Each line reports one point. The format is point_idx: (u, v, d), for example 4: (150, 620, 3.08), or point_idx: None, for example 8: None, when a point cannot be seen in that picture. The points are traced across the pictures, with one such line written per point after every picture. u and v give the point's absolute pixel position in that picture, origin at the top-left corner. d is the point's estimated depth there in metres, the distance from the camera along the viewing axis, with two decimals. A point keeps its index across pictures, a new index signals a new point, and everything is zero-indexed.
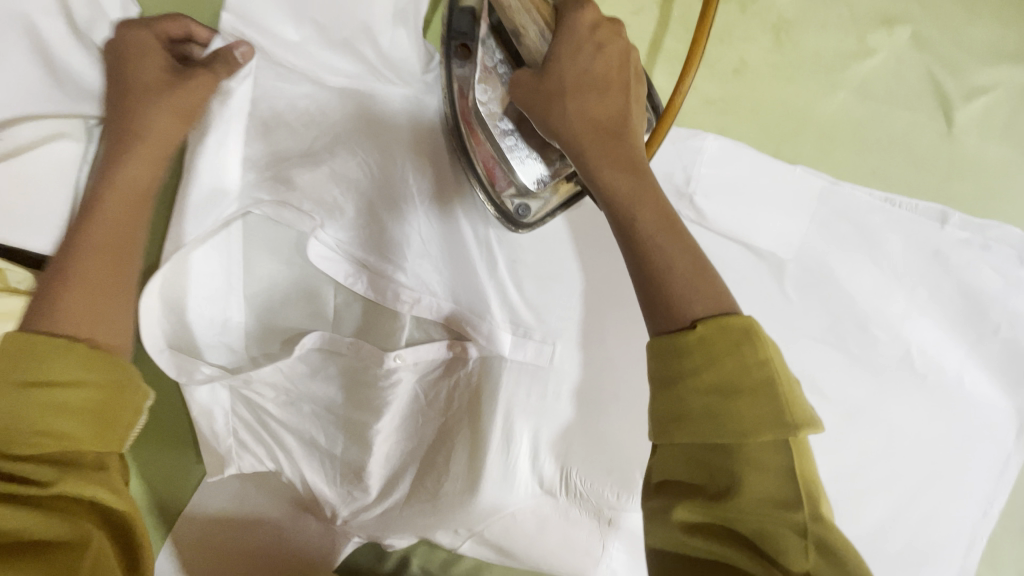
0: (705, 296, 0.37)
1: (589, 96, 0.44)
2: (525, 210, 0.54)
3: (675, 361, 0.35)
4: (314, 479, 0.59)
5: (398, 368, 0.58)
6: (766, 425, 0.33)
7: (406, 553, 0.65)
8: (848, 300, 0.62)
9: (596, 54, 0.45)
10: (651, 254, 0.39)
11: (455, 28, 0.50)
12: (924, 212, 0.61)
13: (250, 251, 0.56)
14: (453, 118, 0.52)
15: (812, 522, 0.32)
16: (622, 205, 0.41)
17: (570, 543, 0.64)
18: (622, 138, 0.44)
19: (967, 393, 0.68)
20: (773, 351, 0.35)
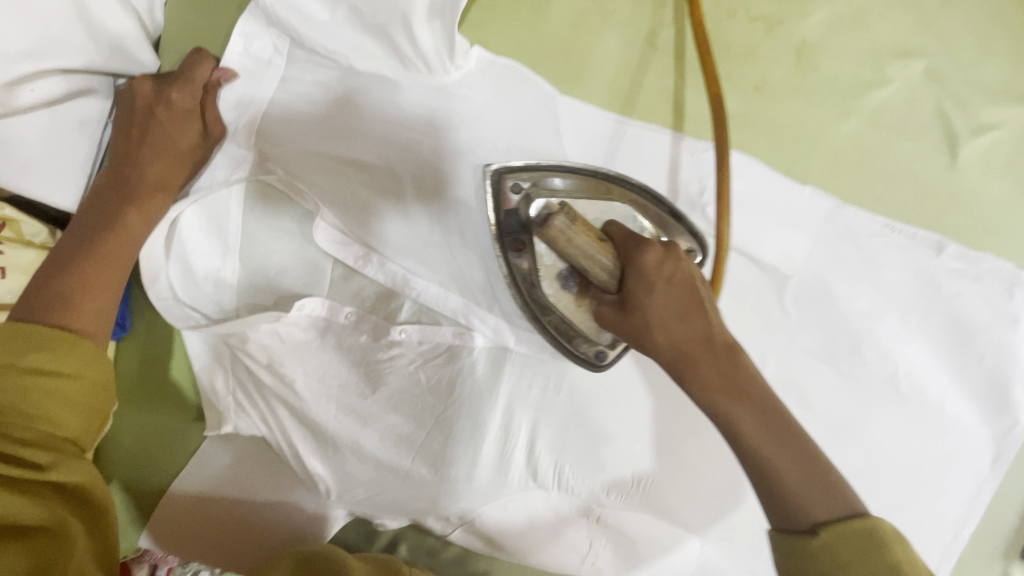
0: (825, 500, 0.41)
1: (676, 323, 0.45)
2: (602, 355, 0.55)
3: (807, 564, 0.39)
4: (307, 453, 0.58)
5: (401, 345, 0.58)
6: None
7: (397, 536, 0.64)
8: (843, 319, 0.64)
9: (671, 285, 0.46)
10: (769, 467, 0.42)
11: (506, 229, 0.53)
12: (921, 239, 0.64)
13: (253, 213, 0.57)
14: (521, 298, 0.54)
15: None
16: (726, 423, 0.43)
17: (558, 537, 0.65)
18: (724, 350, 0.45)
19: (947, 417, 0.70)
20: (902, 551, 0.39)
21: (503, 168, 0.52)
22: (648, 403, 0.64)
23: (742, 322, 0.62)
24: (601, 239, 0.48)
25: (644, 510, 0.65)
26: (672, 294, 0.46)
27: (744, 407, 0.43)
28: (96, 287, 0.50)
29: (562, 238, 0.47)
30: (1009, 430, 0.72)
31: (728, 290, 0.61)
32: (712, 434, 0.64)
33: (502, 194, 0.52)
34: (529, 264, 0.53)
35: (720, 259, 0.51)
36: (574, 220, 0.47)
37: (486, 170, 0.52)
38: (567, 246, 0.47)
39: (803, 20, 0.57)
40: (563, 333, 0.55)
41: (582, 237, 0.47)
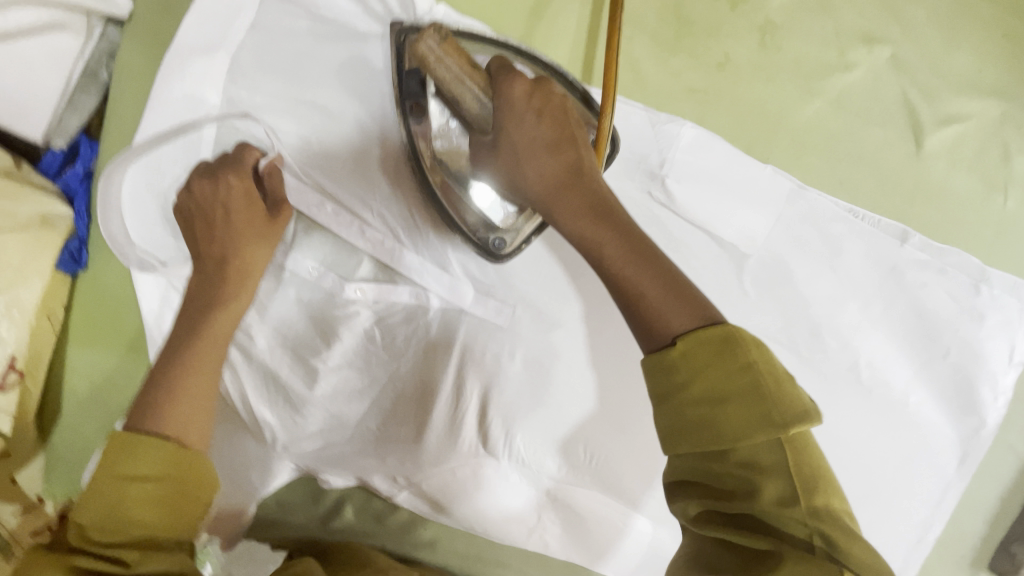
0: (685, 314, 0.41)
1: (543, 158, 0.46)
2: (501, 243, 0.56)
3: (668, 378, 0.39)
4: (256, 401, 0.57)
5: (357, 301, 0.59)
6: (758, 429, 0.37)
7: (344, 497, 0.63)
8: (803, 303, 0.63)
9: (540, 116, 0.46)
10: (630, 284, 0.43)
11: (406, 91, 0.53)
12: (885, 228, 0.63)
13: (217, 159, 0.56)
14: (419, 171, 0.54)
15: (810, 512, 0.37)
16: (591, 248, 0.45)
17: (506, 508, 0.65)
18: (590, 181, 0.46)
19: (912, 413, 0.69)
20: (755, 353, 0.39)
21: (409, 28, 0.54)
22: (602, 377, 0.64)
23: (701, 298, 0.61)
24: (473, 67, 0.50)
25: (594, 486, 0.65)
26: (543, 127, 0.47)
27: (605, 232, 0.45)
28: (210, 383, 0.47)
29: (431, 60, 0.50)
30: (975, 431, 0.70)
31: (687, 266, 0.61)
32: None
33: (407, 54, 0.53)
34: (427, 129, 0.54)
35: (603, 117, 0.50)
36: (444, 44, 0.50)
37: (392, 28, 0.54)
38: (436, 67, 0.50)
39: (768, 2, 0.58)
40: (464, 218, 0.55)
41: (451, 61, 0.49)
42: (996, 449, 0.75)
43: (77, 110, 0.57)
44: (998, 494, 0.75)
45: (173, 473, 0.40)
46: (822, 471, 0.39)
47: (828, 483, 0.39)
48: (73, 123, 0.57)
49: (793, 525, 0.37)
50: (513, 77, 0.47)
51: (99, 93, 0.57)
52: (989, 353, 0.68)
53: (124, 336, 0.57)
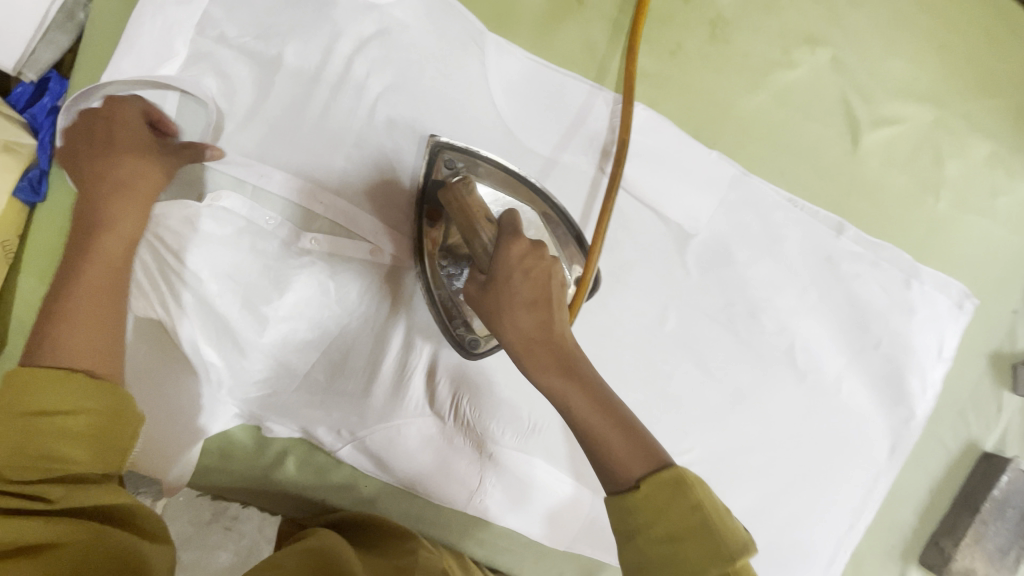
0: (644, 461, 0.44)
1: (524, 312, 0.48)
2: (476, 343, 0.61)
3: (630, 519, 0.42)
4: (205, 343, 0.59)
5: (310, 252, 0.60)
6: (712, 565, 0.40)
7: (286, 450, 0.64)
8: (742, 285, 0.67)
9: (527, 277, 0.49)
10: (595, 439, 0.45)
11: (426, 199, 0.59)
12: (822, 219, 0.67)
13: (184, 106, 0.57)
14: (421, 267, 0.60)
15: None
16: (560, 403, 0.47)
17: (449, 469, 0.66)
18: (562, 348, 0.48)
19: (844, 401, 0.72)
20: (704, 494, 0.42)
21: (446, 143, 0.59)
22: None
23: (643, 272, 0.65)
24: (487, 217, 0.54)
25: (536, 452, 0.66)
26: (527, 285, 0.49)
27: (574, 385, 0.47)
28: (111, 291, 0.46)
29: (457, 203, 0.55)
30: (905, 421, 0.74)
31: (634, 242, 0.64)
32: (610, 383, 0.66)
33: (437, 164, 0.58)
34: (439, 234, 0.59)
35: (589, 262, 0.53)
36: (470, 194, 0.55)
37: (430, 141, 0.59)
38: (458, 211, 0.55)
39: None
40: (451, 315, 0.60)
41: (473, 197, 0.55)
42: (930, 443, 0.77)
43: (52, 45, 0.59)
44: (930, 488, 0.78)
45: (99, 404, 0.41)
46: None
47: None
48: (46, 57, 0.59)
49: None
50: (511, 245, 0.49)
51: (74, 33, 0.60)
52: (919, 345, 0.72)
53: None
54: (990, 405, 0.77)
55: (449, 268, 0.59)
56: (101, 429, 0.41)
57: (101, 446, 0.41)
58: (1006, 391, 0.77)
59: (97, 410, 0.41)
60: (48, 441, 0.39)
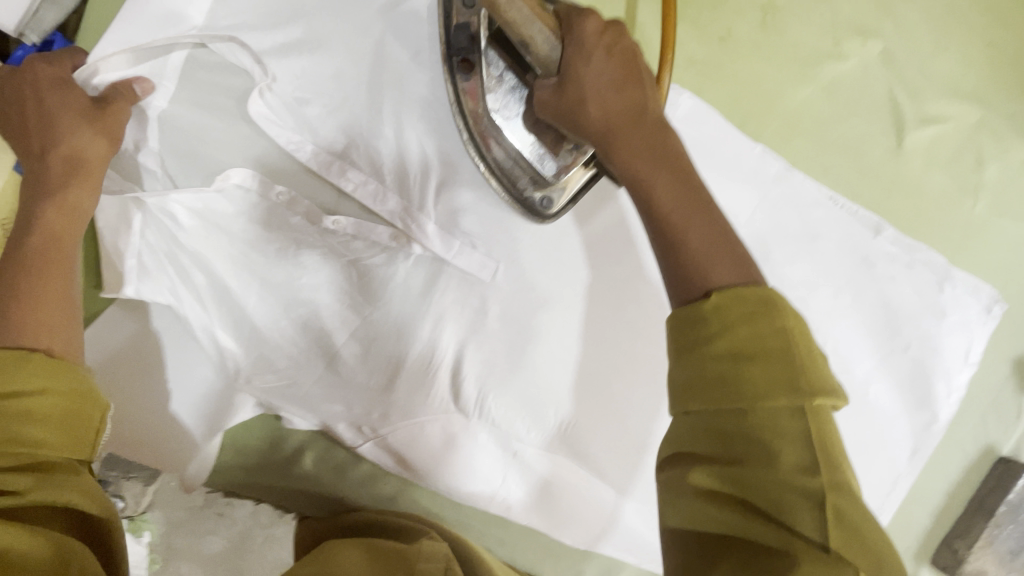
0: (727, 270, 0.38)
1: (607, 92, 0.46)
2: (548, 202, 0.55)
3: (693, 330, 0.36)
4: (220, 329, 0.56)
5: (336, 235, 0.56)
6: (781, 391, 0.33)
7: (304, 445, 0.61)
8: (779, 285, 0.64)
9: (609, 54, 0.46)
10: (674, 234, 0.40)
11: (455, 46, 0.54)
12: (862, 219, 0.65)
13: (192, 82, 0.54)
14: (466, 128, 0.55)
15: (831, 487, 0.31)
16: (641, 187, 0.43)
17: (472, 466, 0.64)
18: (650, 126, 0.45)
19: (870, 403, 0.71)
20: (794, 321, 0.35)
21: None
22: (579, 344, 0.63)
23: None
24: (543, 9, 0.48)
25: (561, 452, 0.64)
26: (609, 65, 0.47)
27: (659, 175, 0.43)
28: (61, 264, 0.46)
29: (502, 3, 0.47)
30: (928, 425, 0.73)
31: None
32: (639, 382, 0.64)
33: (456, 8, 0.54)
34: (477, 84, 0.54)
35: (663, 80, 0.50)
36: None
37: None
38: (507, 11, 0.47)
39: None
40: (511, 175, 0.55)
41: (523, 2, 0.47)
42: (949, 446, 0.77)
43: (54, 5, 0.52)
44: (946, 491, 0.78)
45: (60, 386, 0.39)
46: (836, 445, 0.33)
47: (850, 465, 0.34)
48: (50, 18, 0.52)
49: (806, 522, 0.31)
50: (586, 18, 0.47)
51: None
52: (948, 350, 0.71)
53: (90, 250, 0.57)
54: (1010, 410, 0.77)
55: (501, 111, 0.54)
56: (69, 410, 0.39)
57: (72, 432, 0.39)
58: None
59: (63, 390, 0.39)
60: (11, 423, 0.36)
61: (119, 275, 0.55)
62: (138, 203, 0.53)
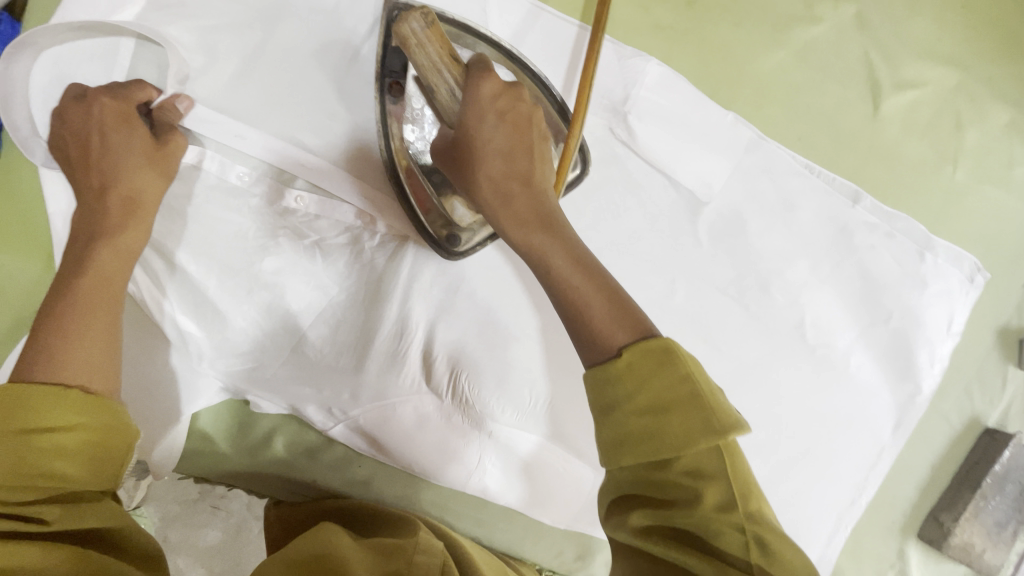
0: (627, 329, 0.42)
1: (498, 160, 0.48)
2: (457, 240, 0.57)
3: (609, 390, 0.40)
4: (181, 314, 0.53)
5: (297, 213, 0.56)
6: (698, 436, 0.37)
7: (274, 429, 0.60)
8: (753, 257, 0.63)
9: (501, 119, 0.48)
10: (577, 299, 0.44)
11: (387, 68, 0.52)
12: (839, 187, 0.64)
13: (142, 61, 0.51)
14: (387, 151, 0.54)
15: (747, 518, 0.37)
16: (539, 255, 0.46)
17: (446, 447, 0.62)
18: (538, 191, 0.49)
19: (853, 376, 0.70)
20: (693, 366, 0.40)
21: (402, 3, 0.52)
22: (550, 320, 0.62)
23: (652, 243, 0.61)
24: (452, 57, 0.49)
25: (537, 431, 0.63)
26: (501, 129, 0.48)
27: (555, 242, 0.47)
28: (110, 305, 0.44)
29: (412, 43, 0.48)
30: (911, 397, 0.72)
31: (643, 209, 0.60)
32: None
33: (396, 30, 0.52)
34: (402, 111, 0.53)
35: (572, 130, 0.51)
36: (427, 29, 0.48)
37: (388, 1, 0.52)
38: (416, 52, 0.48)
39: None
40: (424, 209, 0.55)
41: (431, 47, 0.48)
42: (933, 418, 0.77)
43: None
44: (931, 463, 0.77)
45: (91, 421, 0.39)
46: (750, 477, 0.39)
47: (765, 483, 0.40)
48: None
49: (732, 546, 0.37)
50: (482, 80, 0.47)
51: None
52: (929, 320, 0.70)
53: (30, 231, 0.52)
54: (995, 380, 0.76)
55: (417, 143, 0.55)
56: (101, 447, 0.39)
57: (98, 467, 0.39)
58: (1012, 364, 0.76)
59: (88, 426, 0.38)
60: (41, 460, 0.36)
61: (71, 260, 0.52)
62: None
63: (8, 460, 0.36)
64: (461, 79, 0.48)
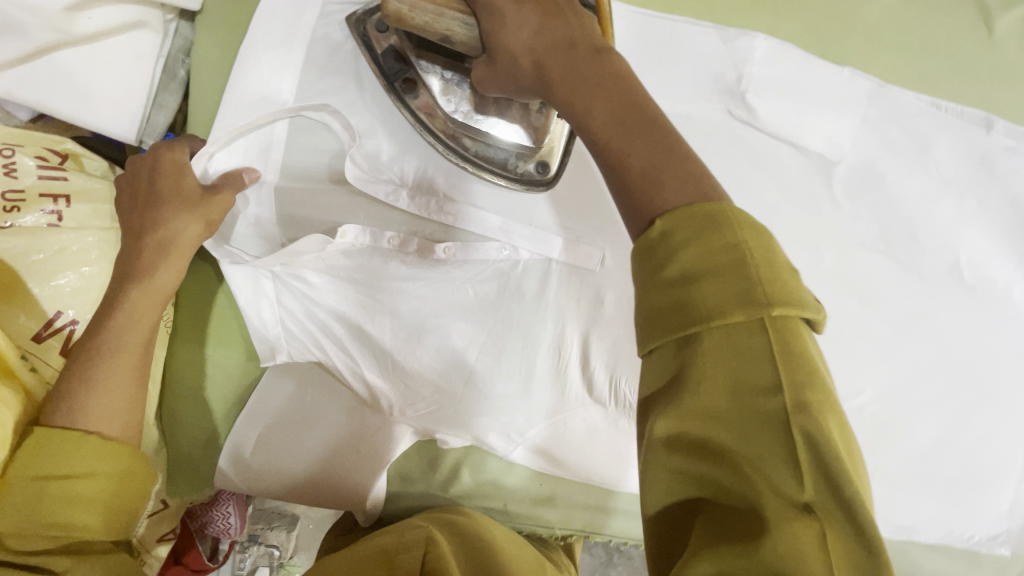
0: (676, 189, 0.34)
1: (537, 41, 0.42)
2: (543, 167, 0.57)
3: (654, 259, 0.32)
4: (368, 372, 0.58)
5: (445, 261, 0.58)
6: (736, 308, 0.29)
7: (459, 461, 0.63)
8: (895, 205, 0.62)
9: (522, 4, 0.43)
10: (618, 161, 0.37)
11: (389, 71, 0.55)
12: (969, 117, 0.62)
13: (292, 154, 0.56)
14: (433, 135, 0.55)
15: (795, 409, 0.28)
16: (584, 123, 0.39)
17: (618, 453, 0.63)
18: (585, 53, 0.41)
19: (1018, 307, 0.66)
20: (745, 231, 0.32)
21: (363, 15, 0.55)
22: None
23: (790, 212, 0.60)
24: None
25: None
26: (530, 14, 0.43)
27: (613, 97, 0.39)
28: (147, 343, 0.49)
29: (406, 12, 0.47)
30: None
31: (774, 182, 0.60)
32: None
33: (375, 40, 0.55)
34: (426, 93, 0.54)
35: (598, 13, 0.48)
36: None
37: (348, 20, 0.55)
38: (413, 16, 0.47)
39: None
40: (498, 160, 0.56)
41: (424, 1, 0.46)
42: None
43: (163, 107, 0.56)
44: None
45: (108, 468, 0.43)
46: (812, 356, 0.30)
47: (819, 382, 0.30)
48: (161, 121, 0.56)
49: (778, 463, 0.28)
50: None
51: (180, 91, 0.57)
52: None
53: (232, 323, 0.59)
54: None
55: (460, 107, 0.55)
56: (117, 484, 0.43)
57: (114, 513, 0.43)
58: None
59: (105, 473, 0.43)
60: (60, 508, 0.40)
61: (270, 344, 0.58)
62: (271, 272, 0.56)
63: (20, 507, 0.40)
64: (466, 9, 0.46)
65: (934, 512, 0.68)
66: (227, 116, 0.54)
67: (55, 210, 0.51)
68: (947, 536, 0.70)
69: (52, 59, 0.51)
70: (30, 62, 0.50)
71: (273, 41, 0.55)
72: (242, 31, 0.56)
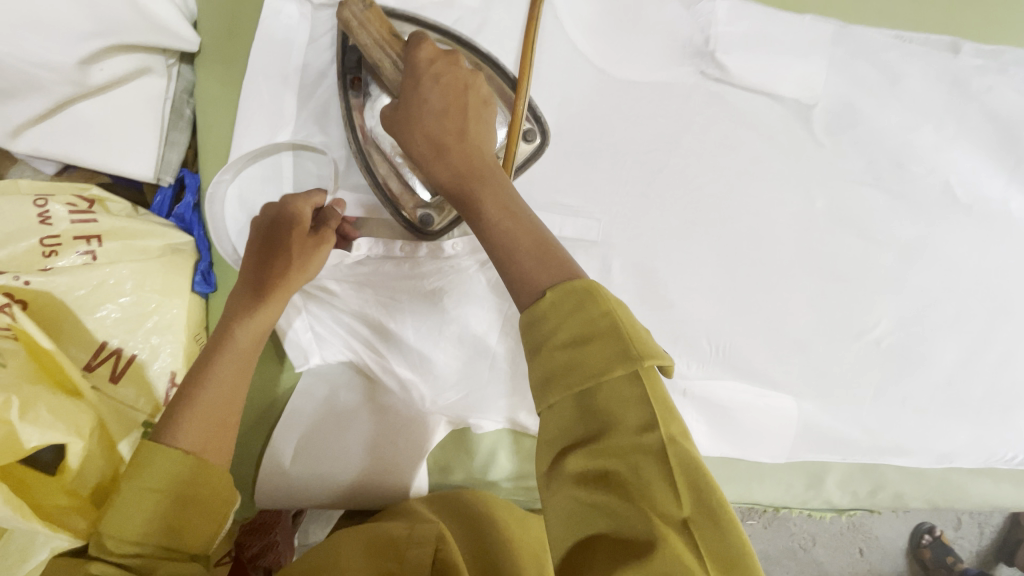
0: (552, 269, 0.37)
1: (433, 117, 0.43)
2: (429, 220, 0.55)
3: (537, 331, 0.35)
4: (398, 366, 0.60)
5: (456, 257, 0.58)
6: (614, 363, 0.33)
7: (496, 444, 0.65)
8: (877, 137, 0.64)
9: (436, 82, 0.44)
10: (504, 244, 0.39)
11: (347, 66, 0.54)
12: (934, 44, 0.65)
13: (302, 173, 0.59)
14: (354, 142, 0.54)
15: (670, 440, 0.32)
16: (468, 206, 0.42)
17: None
18: (473, 152, 0.43)
19: (1017, 219, 0.67)
20: (617, 305, 0.34)
21: None
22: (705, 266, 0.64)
23: (776, 158, 0.62)
24: (394, 33, 0.49)
25: (729, 375, 0.63)
26: (439, 92, 0.44)
27: (488, 191, 0.41)
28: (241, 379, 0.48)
29: (355, 25, 0.50)
30: None
31: (755, 132, 0.62)
32: (775, 280, 0.63)
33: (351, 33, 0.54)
34: (365, 104, 0.54)
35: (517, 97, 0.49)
36: (367, 10, 0.50)
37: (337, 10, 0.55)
38: (360, 32, 0.50)
39: None
40: (395, 195, 0.54)
41: (372, 27, 0.49)
42: None
43: (175, 145, 0.61)
44: None
45: (210, 489, 0.43)
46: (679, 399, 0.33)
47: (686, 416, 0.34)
48: (174, 157, 0.61)
49: (658, 486, 0.31)
50: (419, 43, 0.44)
51: (188, 129, 0.62)
52: None
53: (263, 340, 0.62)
54: None
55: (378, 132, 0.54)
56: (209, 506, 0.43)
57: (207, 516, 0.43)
58: None
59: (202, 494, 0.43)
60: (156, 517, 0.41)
61: (302, 349, 0.62)
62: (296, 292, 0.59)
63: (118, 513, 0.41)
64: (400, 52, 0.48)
65: (971, 435, 0.68)
66: (235, 143, 0.58)
67: (89, 250, 0.55)
68: (989, 458, 0.70)
69: (70, 113, 0.55)
70: (50, 117, 0.55)
71: (266, 66, 0.58)
72: (239, 63, 0.60)
